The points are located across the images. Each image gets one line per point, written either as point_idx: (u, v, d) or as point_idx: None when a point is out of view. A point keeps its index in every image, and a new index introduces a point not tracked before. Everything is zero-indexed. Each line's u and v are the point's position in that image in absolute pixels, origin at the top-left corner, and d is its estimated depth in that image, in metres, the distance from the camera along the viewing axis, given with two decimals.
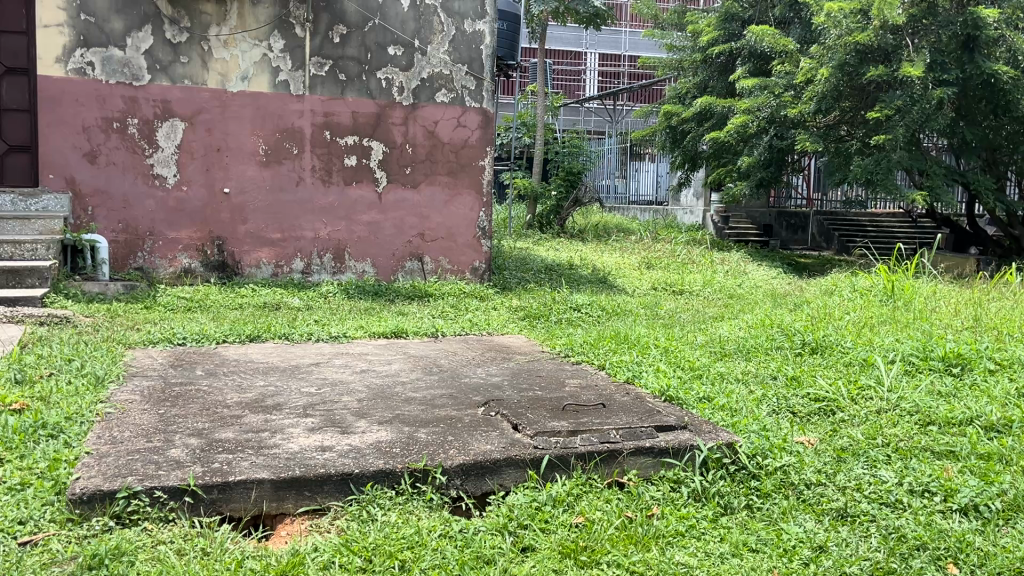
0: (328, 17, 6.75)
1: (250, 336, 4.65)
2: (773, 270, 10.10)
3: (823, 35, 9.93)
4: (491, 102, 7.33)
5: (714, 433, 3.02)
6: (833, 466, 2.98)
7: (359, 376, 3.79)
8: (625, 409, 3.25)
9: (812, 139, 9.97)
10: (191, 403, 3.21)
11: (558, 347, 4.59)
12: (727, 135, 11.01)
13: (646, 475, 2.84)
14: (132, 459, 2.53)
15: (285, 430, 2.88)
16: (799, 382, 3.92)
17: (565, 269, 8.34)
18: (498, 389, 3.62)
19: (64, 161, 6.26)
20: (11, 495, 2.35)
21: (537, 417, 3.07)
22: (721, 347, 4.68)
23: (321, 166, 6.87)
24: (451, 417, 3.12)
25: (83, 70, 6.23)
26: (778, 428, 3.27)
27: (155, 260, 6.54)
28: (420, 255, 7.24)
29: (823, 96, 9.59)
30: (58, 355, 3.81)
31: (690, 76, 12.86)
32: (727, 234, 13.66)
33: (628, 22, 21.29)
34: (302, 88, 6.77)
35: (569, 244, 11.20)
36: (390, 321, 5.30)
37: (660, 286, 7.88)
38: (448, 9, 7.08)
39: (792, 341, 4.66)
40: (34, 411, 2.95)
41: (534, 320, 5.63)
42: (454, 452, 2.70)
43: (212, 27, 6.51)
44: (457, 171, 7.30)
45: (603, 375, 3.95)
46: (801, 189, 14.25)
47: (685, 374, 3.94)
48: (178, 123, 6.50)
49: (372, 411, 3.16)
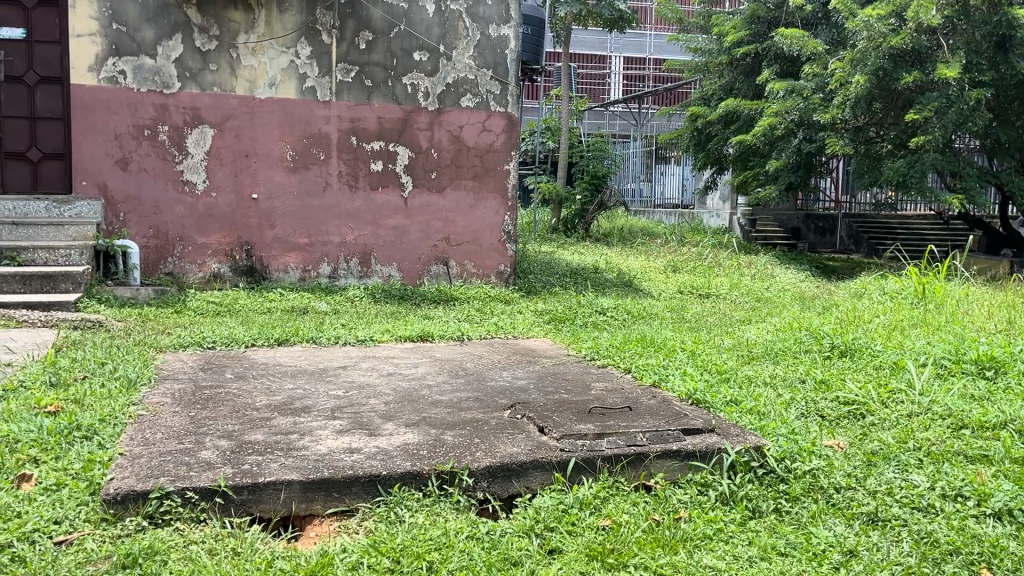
0: (354, 23, 6.81)
1: (278, 340, 4.69)
2: (800, 273, 10.01)
3: (853, 37, 9.81)
4: (516, 106, 7.35)
5: (741, 437, 3.00)
6: (863, 470, 2.96)
7: (385, 379, 3.81)
8: (652, 412, 3.24)
9: (841, 142, 9.87)
10: (221, 406, 3.25)
11: (583, 351, 4.58)
12: (754, 138, 10.94)
13: (674, 478, 2.82)
14: (164, 460, 2.57)
15: (314, 433, 2.90)
16: (828, 386, 3.88)
17: (590, 273, 8.33)
18: (524, 392, 3.63)
19: (97, 167, 6.36)
20: (47, 495, 2.40)
21: (563, 420, 3.07)
22: (749, 350, 4.66)
23: (348, 171, 6.93)
24: (478, 420, 3.12)
25: (115, 78, 6.33)
26: (806, 432, 3.24)
27: (185, 265, 6.62)
28: (445, 259, 7.27)
29: (854, 101, 9.47)
30: (91, 358, 3.88)
31: (715, 78, 12.80)
32: (754, 237, 13.56)
33: (652, 25, 21.26)
34: (329, 93, 6.83)
35: (593, 248, 11.18)
36: (415, 324, 5.33)
37: (686, 289, 7.84)
38: (473, 14, 7.11)
39: (821, 345, 4.63)
40: (69, 414, 3.01)
41: (560, 323, 5.64)
42: (481, 454, 2.71)
43: (241, 35, 6.60)
44: (483, 175, 7.32)
45: (629, 379, 3.93)
46: (829, 192, 14.02)
47: (712, 378, 3.93)
48: (207, 129, 6.58)
49: (399, 414, 3.18)
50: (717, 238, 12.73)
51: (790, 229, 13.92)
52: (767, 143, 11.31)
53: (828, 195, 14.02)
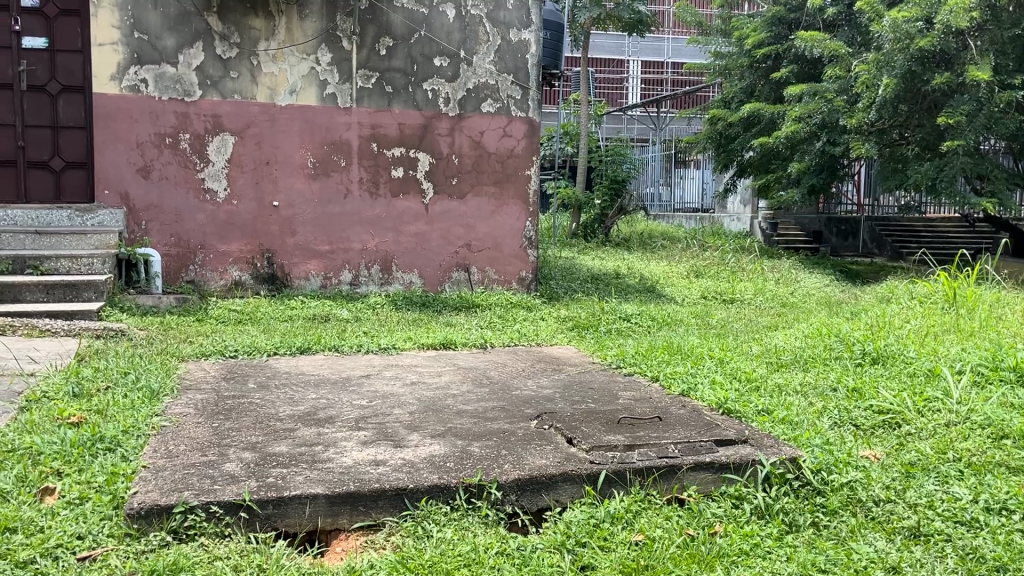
0: (374, 29, 6.79)
1: (301, 348, 4.66)
2: (825, 277, 9.87)
3: (879, 39, 9.65)
4: (538, 111, 7.29)
5: (776, 448, 2.92)
6: (902, 482, 2.86)
7: (410, 389, 3.75)
8: (683, 423, 3.16)
9: (867, 145, 9.73)
10: (244, 417, 3.20)
11: (609, 359, 4.51)
12: (776, 141, 10.81)
13: (707, 491, 2.75)
14: (188, 473, 2.52)
15: (339, 444, 2.86)
16: (861, 394, 3.79)
17: (612, 278, 8.25)
18: (550, 401, 3.56)
19: (120, 176, 6.37)
20: (71, 510, 2.36)
21: (592, 431, 3.00)
22: (778, 357, 4.57)
23: (368, 178, 6.90)
24: (504, 430, 3.06)
25: (137, 87, 6.34)
26: (841, 443, 3.16)
27: (206, 273, 6.61)
28: (467, 266, 7.22)
29: (881, 103, 9.35)
30: (115, 368, 3.86)
31: (736, 80, 12.67)
32: (775, 242, 13.44)
33: (670, 28, 21.15)
34: (349, 100, 6.81)
35: (614, 253, 11.10)
36: (438, 332, 5.27)
37: (711, 294, 7.77)
38: (494, 19, 7.07)
39: (853, 352, 4.52)
40: (92, 425, 2.98)
41: (583, 330, 5.57)
42: (509, 467, 2.65)
43: (262, 42, 6.59)
44: (504, 181, 7.27)
45: (657, 388, 3.85)
46: (851, 196, 13.82)
47: (741, 387, 3.84)
48: (228, 137, 6.57)
49: (424, 424, 3.13)
50: (738, 243, 12.61)
51: (812, 233, 13.80)
52: (789, 147, 11.19)
53: (851, 198, 13.84)
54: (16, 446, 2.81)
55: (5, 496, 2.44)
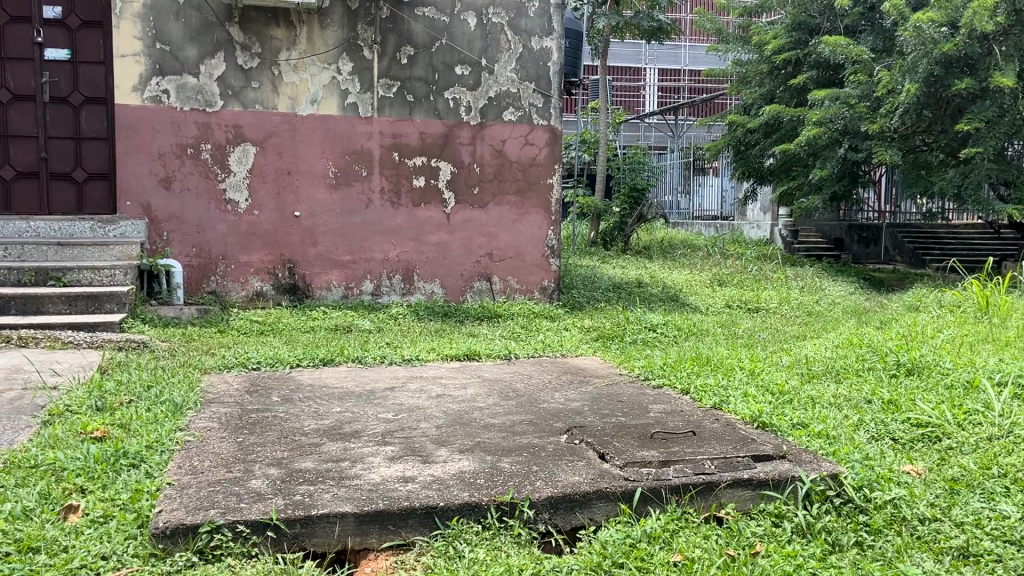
0: (395, 38, 6.76)
1: (324, 360, 4.60)
2: (850, 286, 9.73)
3: (901, 44, 9.50)
4: (559, 119, 7.23)
5: (815, 464, 2.83)
6: (946, 499, 2.76)
7: (435, 402, 3.68)
8: (718, 437, 3.08)
9: (890, 151, 9.58)
10: (269, 431, 3.15)
11: (637, 370, 4.43)
12: (798, 147, 10.67)
13: (745, 508, 2.67)
14: (213, 491, 2.47)
15: (366, 460, 2.79)
16: (898, 407, 3.68)
17: (634, 287, 8.17)
18: (580, 414, 3.48)
19: (141, 187, 6.36)
20: (95, 529, 2.32)
21: (625, 446, 2.92)
22: (809, 368, 4.47)
23: (390, 187, 6.86)
24: (534, 445, 2.99)
25: (159, 98, 6.34)
26: (881, 458, 3.06)
27: (228, 284, 6.58)
28: (489, 275, 7.17)
29: (904, 109, 9.22)
30: (137, 381, 3.82)
31: (756, 87, 12.54)
32: (797, 248, 13.40)
33: (687, 36, 21.07)
34: (371, 109, 6.78)
35: (635, 262, 11.00)
36: (462, 343, 5.20)
37: (735, 303, 7.66)
38: (516, 27, 7.02)
39: (886, 362, 4.41)
40: (115, 440, 2.94)
41: (609, 341, 5.49)
42: (541, 484, 2.57)
43: (283, 52, 6.57)
44: (526, 189, 7.21)
45: (688, 401, 3.77)
46: (873, 203, 13.60)
47: (774, 399, 3.74)
48: (250, 147, 6.56)
49: (452, 439, 3.06)
50: (760, 250, 12.47)
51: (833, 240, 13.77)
52: (811, 153, 11.07)
53: (872, 205, 13.66)
54: (39, 462, 2.78)
55: (29, 514, 2.40)
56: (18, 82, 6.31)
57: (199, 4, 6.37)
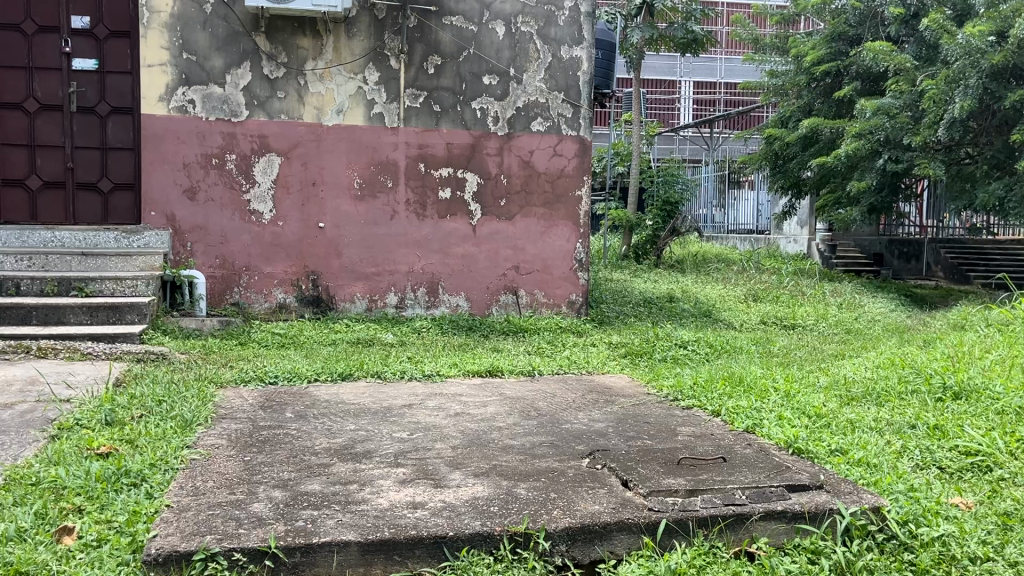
0: (422, 48, 6.69)
1: (342, 375, 4.48)
2: (891, 302, 9.43)
3: (947, 54, 9.19)
4: (589, 130, 7.08)
5: (856, 496, 2.62)
6: (999, 536, 2.54)
7: (453, 421, 3.54)
8: (749, 464, 2.89)
9: (934, 164, 9.30)
10: (279, 450, 3.03)
11: (665, 391, 4.23)
12: (836, 160, 10.39)
13: (779, 543, 2.48)
14: (212, 515, 2.34)
15: (375, 483, 2.65)
16: (944, 433, 3.46)
17: (666, 302, 7.96)
18: (603, 436, 3.31)
19: (166, 197, 6.34)
20: (87, 554, 2.21)
21: (650, 473, 2.75)
22: (847, 390, 4.24)
23: (416, 199, 6.76)
24: (554, 470, 2.83)
25: (185, 108, 6.31)
26: (927, 489, 2.84)
27: (251, 295, 6.52)
28: (515, 288, 7.03)
29: (951, 121, 8.89)
30: (150, 395, 3.72)
31: (793, 99, 12.27)
32: (835, 264, 12.92)
33: (724, 48, 20.85)
34: (396, 119, 6.69)
35: (668, 276, 10.81)
36: (485, 359, 5.06)
37: (771, 320, 7.44)
38: (545, 36, 6.90)
39: (931, 385, 4.17)
40: (118, 458, 2.84)
41: (637, 358, 5.31)
42: (558, 513, 2.41)
43: (309, 62, 6.51)
44: (554, 201, 7.06)
45: (718, 423, 3.58)
46: (914, 218, 13.32)
47: (811, 424, 3.53)
48: (275, 158, 6.50)
49: (467, 461, 2.91)
50: (797, 265, 12.18)
51: (873, 255, 13.20)
52: (850, 166, 10.77)
53: (913, 221, 13.30)
54: (41, 479, 2.69)
55: (22, 536, 2.30)
56: (46, 92, 6.34)
57: (226, 14, 6.34)
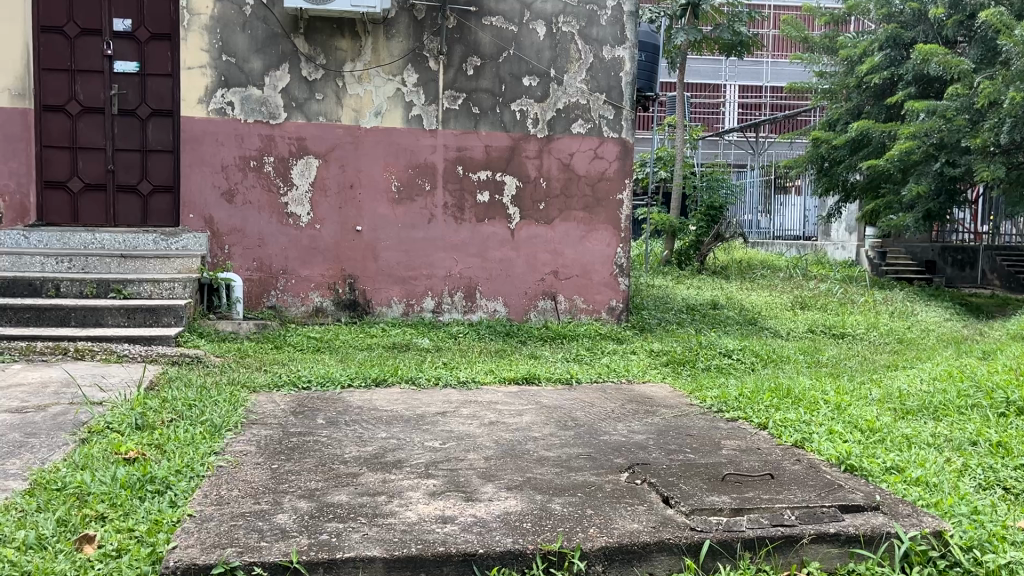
0: (461, 49, 6.61)
1: (376, 381, 4.39)
2: (945, 311, 9.10)
3: (1007, 54, 8.84)
4: (631, 132, 6.92)
5: (915, 518, 2.45)
6: None
7: (487, 430, 3.42)
8: (799, 482, 2.73)
9: (993, 167, 8.96)
10: (307, 458, 2.95)
11: (709, 402, 4.06)
12: (889, 164, 10.06)
13: (832, 568, 2.31)
14: (235, 526, 2.25)
15: (404, 495, 2.55)
16: (1008, 451, 3.25)
17: (709, 309, 7.75)
18: (642, 449, 3.17)
19: (205, 200, 6.35)
20: (105, 565, 2.14)
21: (693, 490, 2.59)
22: (902, 403, 4.02)
23: (454, 202, 6.68)
24: (590, 484, 2.70)
25: (224, 110, 6.32)
26: (991, 512, 2.65)
27: (288, 298, 6.50)
28: (553, 293, 6.90)
29: (1010, 123, 8.55)
30: (181, 399, 3.67)
31: (842, 101, 11.96)
32: (885, 271, 12.49)
33: (770, 51, 20.52)
34: (435, 121, 6.61)
35: (712, 282, 10.58)
36: (521, 365, 4.94)
37: (818, 328, 7.20)
38: (586, 36, 6.77)
39: (993, 400, 3.94)
40: (144, 464, 2.78)
41: (679, 366, 5.15)
42: (594, 531, 2.28)
43: (348, 63, 6.47)
44: (594, 205, 6.92)
45: (765, 437, 3.41)
46: (967, 224, 12.96)
47: (865, 439, 3.34)
48: (313, 160, 6.47)
49: (500, 474, 2.79)
50: (845, 272, 11.85)
51: (924, 263, 12.75)
52: (902, 170, 10.42)
53: (966, 226, 12.97)
54: (66, 483, 2.64)
55: (42, 544, 2.24)
56: (88, 94, 6.39)
57: (265, 16, 6.33)
